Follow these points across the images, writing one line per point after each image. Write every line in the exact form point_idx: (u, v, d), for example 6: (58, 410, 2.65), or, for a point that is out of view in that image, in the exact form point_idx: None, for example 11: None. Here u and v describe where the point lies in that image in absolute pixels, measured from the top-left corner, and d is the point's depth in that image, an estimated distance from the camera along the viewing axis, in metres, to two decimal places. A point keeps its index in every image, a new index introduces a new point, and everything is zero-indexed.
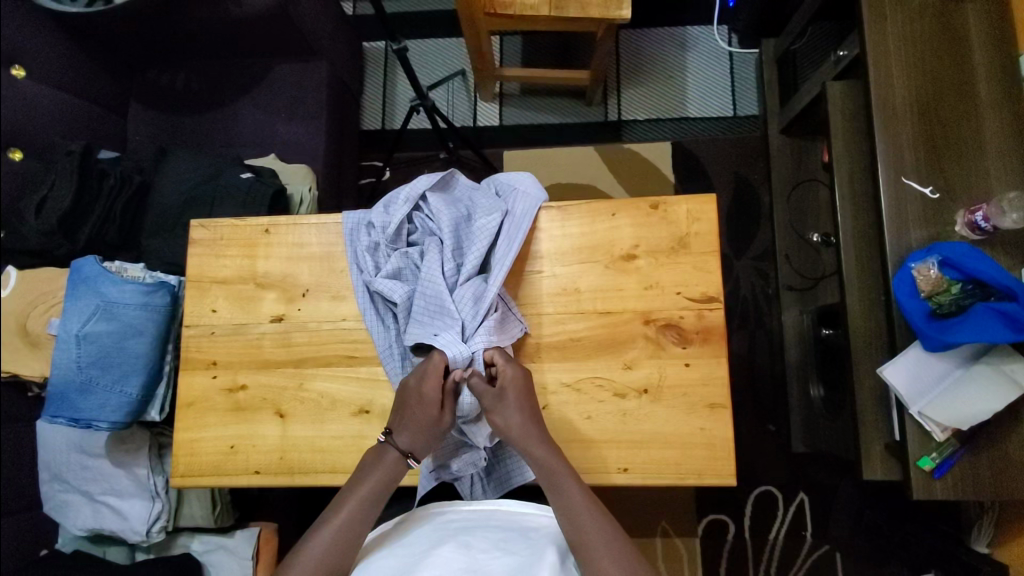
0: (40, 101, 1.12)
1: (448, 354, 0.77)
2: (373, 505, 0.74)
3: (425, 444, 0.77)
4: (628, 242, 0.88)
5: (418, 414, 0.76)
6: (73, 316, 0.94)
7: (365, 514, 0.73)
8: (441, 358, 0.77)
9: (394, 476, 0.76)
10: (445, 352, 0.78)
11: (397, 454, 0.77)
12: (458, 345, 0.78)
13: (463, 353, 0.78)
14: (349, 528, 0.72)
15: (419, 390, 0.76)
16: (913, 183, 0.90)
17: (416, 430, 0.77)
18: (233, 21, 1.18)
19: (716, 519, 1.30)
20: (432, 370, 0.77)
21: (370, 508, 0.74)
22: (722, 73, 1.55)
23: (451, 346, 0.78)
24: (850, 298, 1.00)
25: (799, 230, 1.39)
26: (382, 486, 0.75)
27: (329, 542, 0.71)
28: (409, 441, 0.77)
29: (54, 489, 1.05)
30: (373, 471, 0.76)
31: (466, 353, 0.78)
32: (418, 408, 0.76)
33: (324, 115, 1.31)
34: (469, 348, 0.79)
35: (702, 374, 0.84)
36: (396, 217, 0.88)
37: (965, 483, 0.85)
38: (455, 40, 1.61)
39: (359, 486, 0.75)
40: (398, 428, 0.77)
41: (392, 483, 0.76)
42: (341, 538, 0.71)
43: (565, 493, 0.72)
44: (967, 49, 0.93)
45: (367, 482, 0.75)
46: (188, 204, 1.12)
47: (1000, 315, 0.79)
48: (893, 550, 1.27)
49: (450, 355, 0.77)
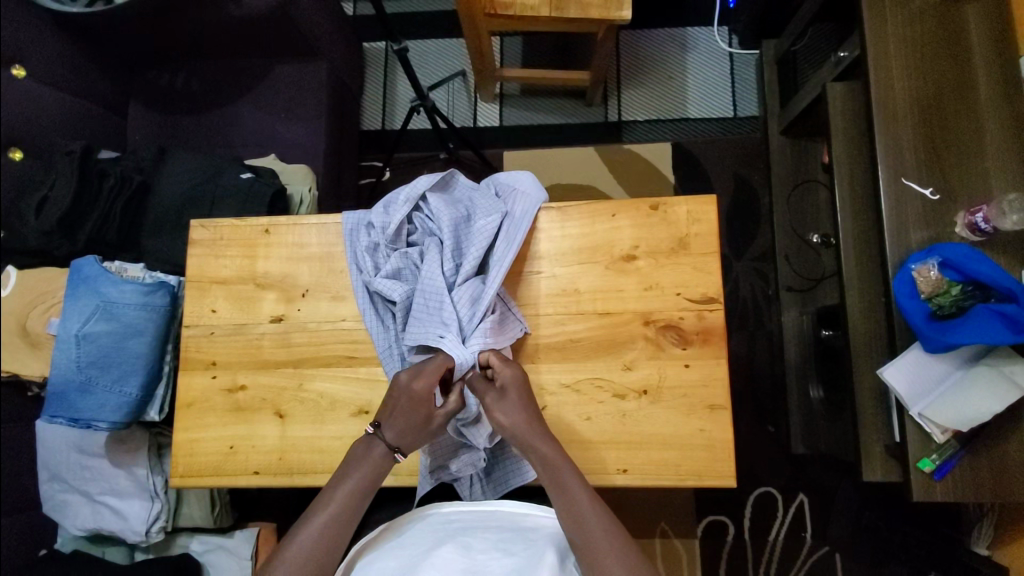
0: (41, 101, 1.12)
1: (455, 359, 0.77)
2: (360, 500, 0.73)
3: (412, 440, 0.76)
4: (627, 243, 0.88)
5: (409, 410, 0.76)
6: (73, 315, 0.94)
7: (353, 509, 0.73)
8: (444, 360, 0.77)
9: (381, 471, 0.75)
10: (449, 355, 0.77)
11: (385, 449, 0.76)
12: (459, 347, 0.78)
13: (466, 357, 0.78)
14: (337, 524, 0.71)
15: (412, 388, 0.75)
16: (913, 183, 0.90)
17: (407, 425, 0.76)
18: (233, 21, 1.18)
19: (715, 520, 1.31)
20: (432, 369, 0.77)
21: (357, 503, 0.73)
22: (723, 74, 1.55)
23: (451, 348, 0.78)
24: (850, 299, 1.00)
25: (799, 231, 1.39)
26: (369, 482, 0.74)
27: (317, 537, 0.70)
28: (397, 436, 0.76)
29: (54, 489, 1.05)
30: (360, 466, 0.75)
31: (468, 357, 0.78)
32: (411, 405, 0.76)
33: (325, 115, 1.31)
34: (469, 350, 0.79)
35: (702, 375, 0.84)
36: (395, 217, 0.88)
37: (966, 484, 0.85)
38: (455, 41, 1.61)
39: (346, 481, 0.74)
40: (387, 423, 0.76)
41: (379, 477, 0.75)
42: (329, 533, 0.70)
43: (568, 492, 0.71)
44: (967, 50, 0.93)
45: (354, 476, 0.74)
46: (189, 204, 1.12)
47: (1000, 316, 0.79)
48: (893, 551, 1.27)
49: (452, 359, 0.77)
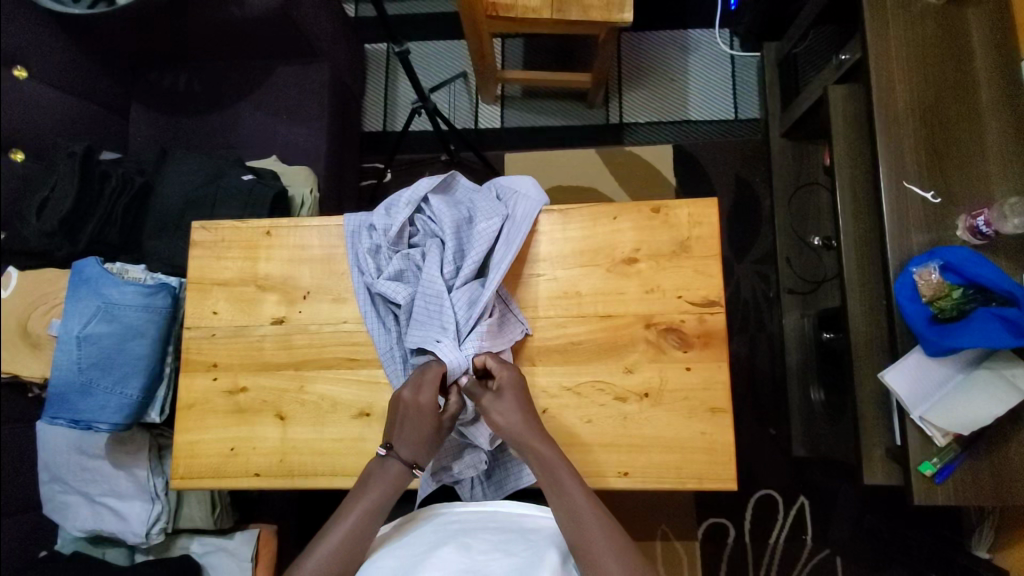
0: (42, 102, 1.12)
1: (449, 363, 0.78)
2: (373, 518, 0.73)
3: (427, 453, 0.76)
4: (629, 246, 0.88)
5: (416, 423, 0.76)
6: (74, 317, 0.94)
7: (366, 528, 0.72)
8: (439, 367, 0.78)
9: (395, 488, 0.75)
10: (444, 360, 0.78)
11: (402, 467, 0.76)
12: (452, 350, 0.78)
13: (459, 361, 0.78)
14: (350, 541, 0.71)
15: (417, 401, 0.76)
16: (915, 187, 0.90)
17: (418, 438, 0.76)
18: (235, 22, 1.18)
19: (716, 523, 1.31)
20: (430, 378, 0.77)
21: (372, 521, 0.73)
22: (725, 76, 1.55)
23: (446, 352, 0.78)
24: (852, 302, 1.00)
25: (800, 234, 1.39)
26: (383, 500, 0.74)
27: (334, 549, 0.70)
28: (411, 452, 0.76)
29: (54, 490, 1.05)
30: (376, 486, 0.75)
31: (462, 361, 0.78)
32: (417, 418, 0.76)
33: (326, 116, 1.31)
34: (463, 353, 0.79)
35: (703, 378, 0.84)
36: (398, 219, 0.88)
37: (968, 488, 0.84)
38: (457, 42, 1.61)
39: (360, 500, 0.74)
40: (399, 441, 0.76)
41: (394, 495, 0.75)
42: (346, 544, 0.71)
43: (566, 492, 0.71)
44: (969, 53, 0.93)
45: (367, 495, 0.74)
46: (190, 205, 1.12)
47: (1002, 320, 0.79)
48: (893, 553, 1.27)
49: (447, 362, 0.78)
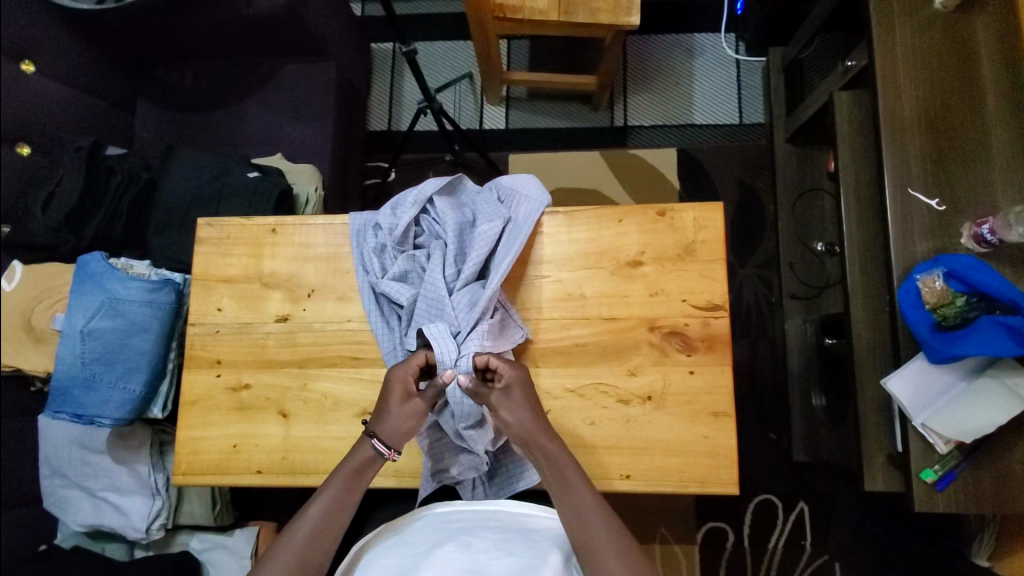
0: (52, 97, 1.13)
1: (435, 346, 0.78)
2: (349, 497, 0.75)
3: (390, 427, 0.75)
4: (634, 249, 0.88)
5: (386, 395, 0.76)
6: (78, 311, 0.95)
7: (344, 502, 0.74)
8: (424, 354, 0.78)
9: (371, 465, 0.76)
10: (437, 350, 0.77)
11: (366, 438, 0.76)
12: (449, 342, 0.78)
13: (452, 353, 0.77)
14: (329, 519, 0.73)
15: (392, 372, 0.76)
16: (919, 194, 0.90)
17: (399, 423, 0.75)
18: (243, 21, 1.18)
19: (716, 527, 1.30)
20: (413, 359, 0.78)
21: (349, 496, 0.75)
22: (729, 81, 1.55)
23: (443, 342, 0.78)
24: (855, 306, 1.00)
25: (803, 239, 1.40)
26: (360, 481, 0.75)
27: (313, 533, 0.71)
28: (376, 423, 0.76)
29: (54, 484, 1.04)
30: (352, 459, 0.76)
31: (455, 352, 0.78)
32: (389, 389, 0.76)
33: (331, 115, 1.31)
34: (459, 349, 0.78)
35: (706, 382, 0.84)
36: (404, 219, 0.88)
37: (967, 496, 0.85)
38: (464, 43, 1.62)
39: (337, 476, 0.75)
40: (374, 417, 0.76)
41: (367, 473, 0.75)
42: (324, 528, 0.72)
43: (573, 492, 0.71)
44: (975, 63, 0.93)
45: (345, 470, 0.75)
46: (195, 201, 1.12)
47: (1005, 328, 0.80)
48: (890, 561, 1.27)
49: (441, 353, 0.77)
